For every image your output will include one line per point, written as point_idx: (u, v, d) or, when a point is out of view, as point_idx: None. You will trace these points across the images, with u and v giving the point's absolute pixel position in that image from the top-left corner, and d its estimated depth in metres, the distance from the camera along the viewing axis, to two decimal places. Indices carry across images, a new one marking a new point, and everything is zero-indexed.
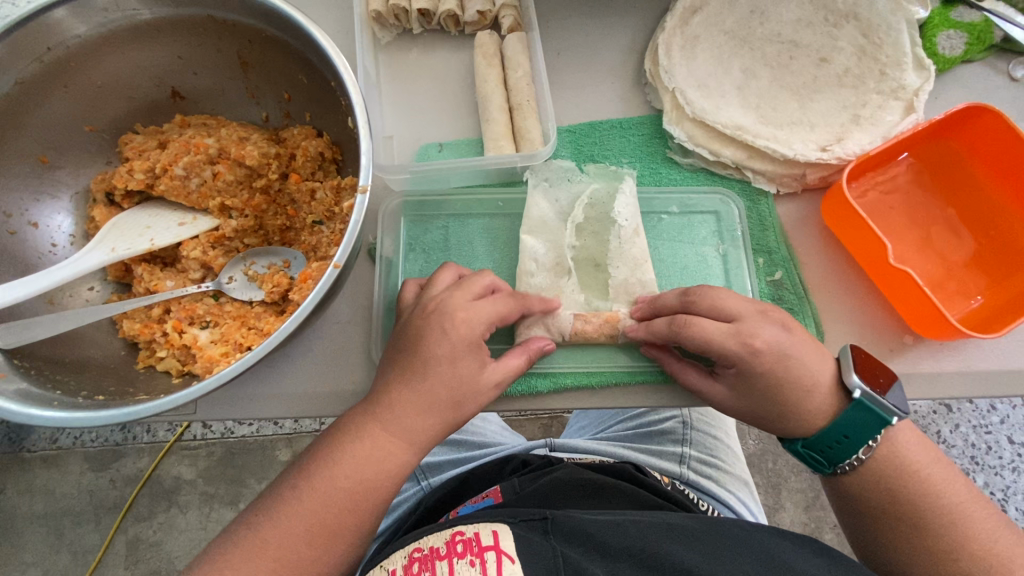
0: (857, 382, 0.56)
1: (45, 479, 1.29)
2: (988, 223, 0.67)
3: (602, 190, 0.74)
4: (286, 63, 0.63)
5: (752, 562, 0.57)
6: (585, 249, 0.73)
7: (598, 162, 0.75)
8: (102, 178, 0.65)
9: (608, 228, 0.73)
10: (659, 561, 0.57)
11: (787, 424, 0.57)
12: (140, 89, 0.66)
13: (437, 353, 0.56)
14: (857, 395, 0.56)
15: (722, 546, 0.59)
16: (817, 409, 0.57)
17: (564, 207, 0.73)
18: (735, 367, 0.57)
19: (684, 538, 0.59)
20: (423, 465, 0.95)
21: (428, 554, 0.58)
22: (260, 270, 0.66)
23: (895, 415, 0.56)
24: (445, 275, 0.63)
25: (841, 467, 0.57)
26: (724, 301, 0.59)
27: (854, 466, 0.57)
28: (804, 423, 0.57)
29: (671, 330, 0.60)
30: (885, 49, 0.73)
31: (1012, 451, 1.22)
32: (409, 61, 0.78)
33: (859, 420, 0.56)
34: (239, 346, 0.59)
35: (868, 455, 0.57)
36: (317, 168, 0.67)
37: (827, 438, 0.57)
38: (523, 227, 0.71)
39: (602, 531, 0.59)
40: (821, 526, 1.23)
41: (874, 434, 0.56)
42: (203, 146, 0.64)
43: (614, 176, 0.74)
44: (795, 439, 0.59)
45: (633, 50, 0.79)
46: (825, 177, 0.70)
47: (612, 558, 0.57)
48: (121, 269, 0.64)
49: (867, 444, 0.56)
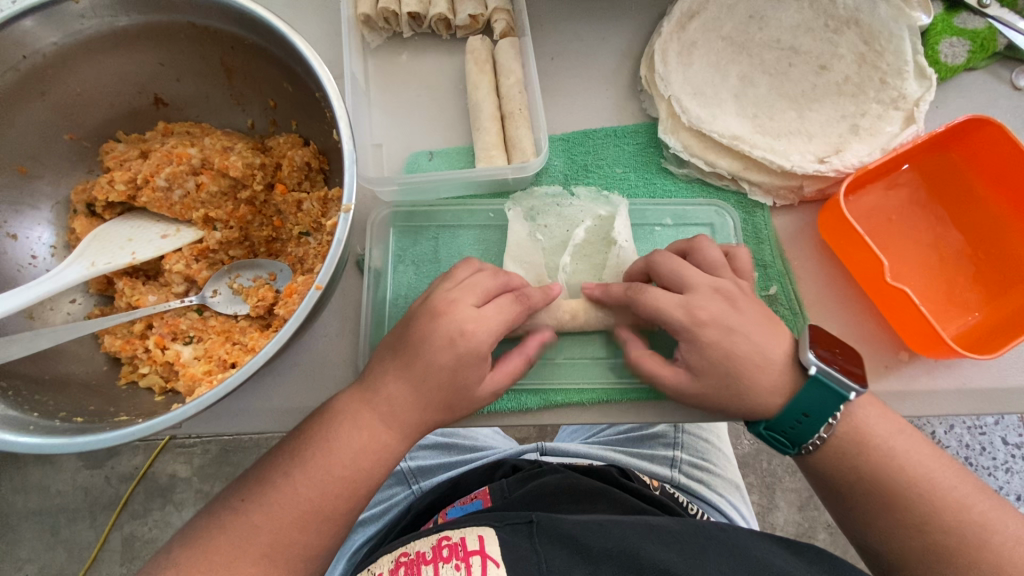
0: (813, 359, 0.56)
1: (39, 477, 1.29)
2: (987, 239, 0.66)
3: (595, 214, 0.72)
4: (271, 72, 0.61)
5: (729, 565, 0.58)
6: (577, 274, 0.71)
7: (589, 183, 0.73)
8: (82, 188, 0.64)
9: (603, 251, 0.71)
10: (638, 561, 0.58)
11: (746, 402, 0.56)
12: (122, 97, 0.64)
13: (427, 373, 0.55)
14: (811, 371, 0.55)
15: (700, 549, 0.60)
16: (775, 385, 0.56)
17: (555, 232, 0.72)
18: (693, 337, 0.57)
19: (664, 538, 0.61)
20: (412, 469, 0.94)
21: (415, 558, 0.61)
22: (246, 283, 0.65)
23: (852, 390, 0.54)
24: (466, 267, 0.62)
25: (806, 447, 0.57)
26: (684, 270, 0.60)
27: (818, 444, 0.57)
28: (762, 401, 0.56)
29: (626, 297, 0.62)
30: (886, 57, 0.71)
31: (1006, 452, 1.22)
32: (400, 65, 0.76)
33: (818, 398, 0.55)
34: (223, 364, 0.58)
35: (829, 434, 0.56)
36: (304, 178, 0.65)
37: (786, 420, 0.56)
38: (506, 253, 0.70)
39: (585, 534, 0.60)
40: (814, 526, 1.24)
41: (834, 412, 0.55)
42: (185, 156, 0.62)
43: (604, 201, 0.73)
44: (758, 422, 0.58)
45: (628, 55, 0.77)
46: (823, 190, 0.69)
47: (594, 560, 0.58)
48: (102, 282, 0.63)
49: (828, 422, 0.56)
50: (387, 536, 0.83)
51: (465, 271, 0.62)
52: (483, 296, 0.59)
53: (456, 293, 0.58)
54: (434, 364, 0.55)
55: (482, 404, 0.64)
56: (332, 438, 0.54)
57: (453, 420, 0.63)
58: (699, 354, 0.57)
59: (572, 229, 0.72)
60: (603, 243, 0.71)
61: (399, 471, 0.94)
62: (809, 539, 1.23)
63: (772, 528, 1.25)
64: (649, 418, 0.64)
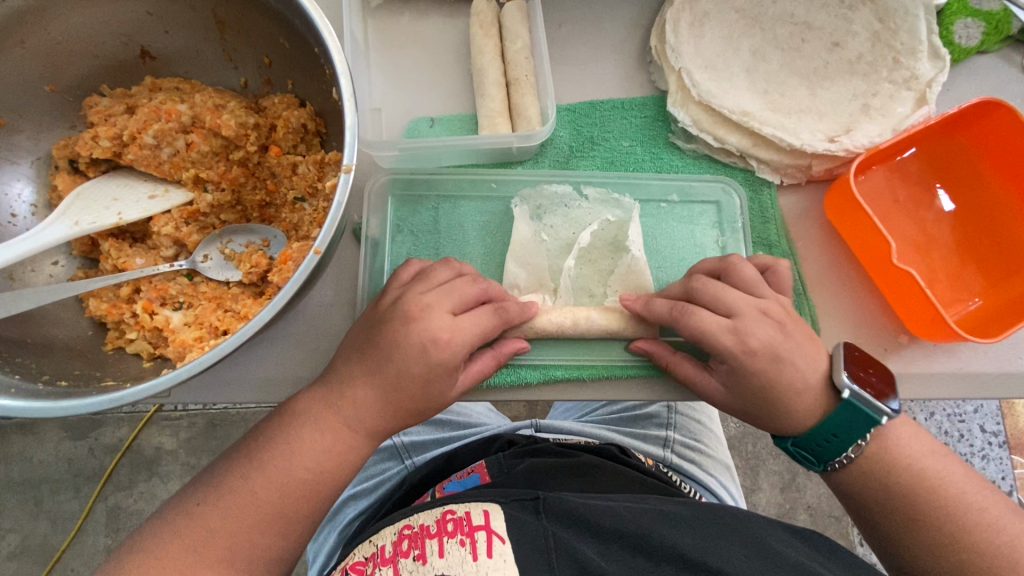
0: (847, 382, 0.55)
1: (21, 447, 1.26)
2: (992, 225, 0.65)
3: (605, 218, 0.70)
4: (266, 25, 0.58)
5: (746, 553, 0.58)
6: (581, 277, 0.69)
7: (600, 186, 0.71)
8: (64, 144, 0.61)
9: (611, 258, 0.70)
10: (650, 545, 0.58)
11: (776, 421, 0.57)
12: (106, 47, 0.60)
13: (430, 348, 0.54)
14: (845, 396, 0.55)
15: (714, 534, 0.60)
16: (807, 387, 0.56)
17: (562, 233, 0.70)
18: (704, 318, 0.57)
19: (675, 522, 0.61)
20: (406, 444, 0.93)
21: (418, 531, 0.61)
22: (238, 249, 0.62)
23: (884, 415, 0.55)
24: (444, 271, 0.60)
25: (831, 464, 0.57)
26: (726, 294, 0.58)
27: (844, 463, 0.57)
28: (791, 421, 0.57)
29: (670, 316, 0.59)
30: (900, 36, 0.70)
31: (982, 439, 1.25)
32: (400, 27, 0.73)
33: (847, 419, 0.56)
34: (214, 330, 0.56)
35: (857, 454, 0.56)
36: (299, 141, 0.62)
37: (814, 438, 0.56)
38: (508, 254, 0.67)
39: (594, 513, 0.61)
40: (795, 507, 1.26)
41: (863, 433, 0.55)
42: (174, 112, 0.59)
43: (613, 204, 0.71)
44: (784, 437, 0.59)
45: (638, 25, 0.75)
46: (831, 169, 0.68)
47: (604, 539, 0.59)
48: (87, 243, 0.60)
49: (856, 443, 0.56)
50: (379, 510, 0.83)
51: (444, 271, 0.60)
52: (459, 303, 0.57)
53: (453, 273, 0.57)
54: (430, 332, 0.54)
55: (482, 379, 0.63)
56: None
57: None
58: (745, 381, 0.56)
59: (577, 232, 0.70)
60: (610, 249, 0.70)
61: (393, 445, 0.93)
62: (790, 519, 1.26)
63: (754, 509, 1.26)
64: (652, 396, 0.63)
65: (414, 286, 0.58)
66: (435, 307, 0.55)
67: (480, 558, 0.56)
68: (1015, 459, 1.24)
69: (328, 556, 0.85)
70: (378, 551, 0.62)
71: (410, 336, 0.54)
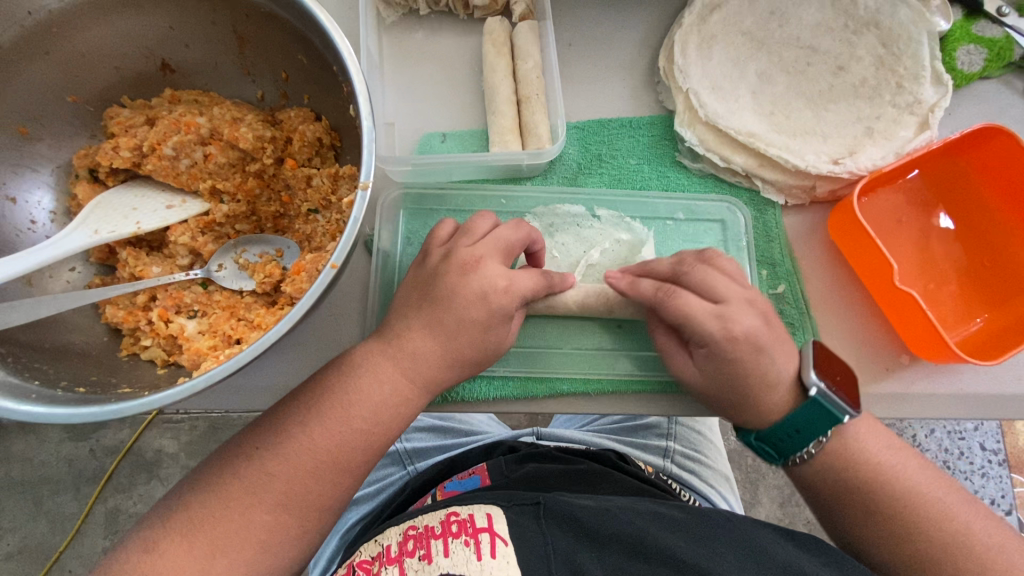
0: (816, 381, 0.56)
1: (22, 447, 1.27)
2: (994, 249, 0.66)
3: (615, 238, 0.71)
4: (285, 42, 0.60)
5: (736, 556, 0.57)
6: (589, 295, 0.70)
7: (611, 208, 0.72)
8: (85, 153, 0.62)
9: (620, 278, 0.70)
10: (647, 547, 0.58)
11: (741, 410, 0.58)
12: (128, 60, 0.62)
13: (436, 310, 0.55)
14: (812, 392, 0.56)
15: (710, 537, 0.60)
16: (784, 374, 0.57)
17: (573, 251, 0.71)
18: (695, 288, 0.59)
19: (669, 525, 0.61)
20: (408, 450, 0.94)
21: (423, 532, 0.62)
22: (252, 259, 0.64)
23: (848, 414, 0.55)
24: (482, 222, 0.62)
25: (792, 459, 0.59)
26: (717, 283, 0.58)
27: (806, 457, 0.58)
28: (756, 411, 0.58)
29: (654, 296, 0.60)
30: (903, 61, 0.71)
31: (982, 457, 1.25)
32: (414, 44, 0.75)
33: (814, 417, 0.56)
34: (228, 339, 0.57)
35: (818, 449, 0.57)
36: (314, 154, 0.64)
37: (778, 432, 0.58)
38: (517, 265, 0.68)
39: (592, 518, 0.61)
40: (795, 522, 1.26)
41: (825, 432, 0.56)
42: (194, 125, 0.60)
43: (625, 227, 0.72)
44: (749, 432, 0.60)
45: (646, 45, 0.76)
46: (834, 191, 0.69)
47: (600, 543, 0.59)
48: (104, 251, 0.61)
49: (818, 439, 0.57)
50: (380, 516, 0.83)
51: (483, 223, 0.62)
52: (506, 254, 0.59)
53: (474, 252, 0.58)
54: (436, 333, 0.55)
55: (488, 390, 0.64)
56: (317, 410, 0.53)
57: (457, 404, 0.63)
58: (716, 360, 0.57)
59: (588, 250, 0.71)
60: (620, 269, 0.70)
61: (395, 451, 0.94)
62: None
63: None
64: (656, 411, 0.64)
65: (459, 239, 0.60)
66: (475, 246, 0.58)
67: (484, 558, 0.56)
68: (1015, 478, 1.24)
69: (329, 563, 0.86)
70: (384, 550, 0.63)
71: (457, 272, 0.57)
